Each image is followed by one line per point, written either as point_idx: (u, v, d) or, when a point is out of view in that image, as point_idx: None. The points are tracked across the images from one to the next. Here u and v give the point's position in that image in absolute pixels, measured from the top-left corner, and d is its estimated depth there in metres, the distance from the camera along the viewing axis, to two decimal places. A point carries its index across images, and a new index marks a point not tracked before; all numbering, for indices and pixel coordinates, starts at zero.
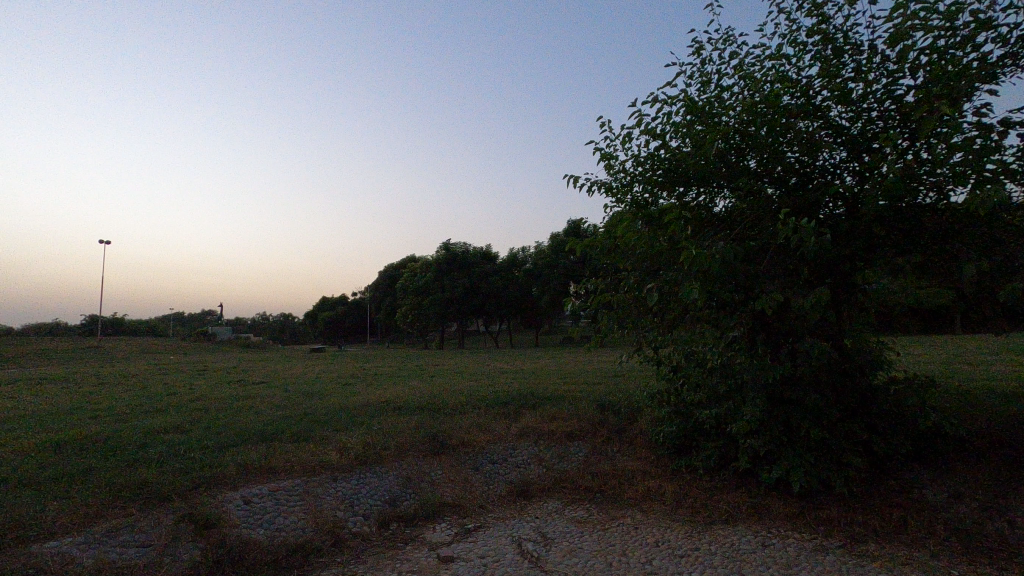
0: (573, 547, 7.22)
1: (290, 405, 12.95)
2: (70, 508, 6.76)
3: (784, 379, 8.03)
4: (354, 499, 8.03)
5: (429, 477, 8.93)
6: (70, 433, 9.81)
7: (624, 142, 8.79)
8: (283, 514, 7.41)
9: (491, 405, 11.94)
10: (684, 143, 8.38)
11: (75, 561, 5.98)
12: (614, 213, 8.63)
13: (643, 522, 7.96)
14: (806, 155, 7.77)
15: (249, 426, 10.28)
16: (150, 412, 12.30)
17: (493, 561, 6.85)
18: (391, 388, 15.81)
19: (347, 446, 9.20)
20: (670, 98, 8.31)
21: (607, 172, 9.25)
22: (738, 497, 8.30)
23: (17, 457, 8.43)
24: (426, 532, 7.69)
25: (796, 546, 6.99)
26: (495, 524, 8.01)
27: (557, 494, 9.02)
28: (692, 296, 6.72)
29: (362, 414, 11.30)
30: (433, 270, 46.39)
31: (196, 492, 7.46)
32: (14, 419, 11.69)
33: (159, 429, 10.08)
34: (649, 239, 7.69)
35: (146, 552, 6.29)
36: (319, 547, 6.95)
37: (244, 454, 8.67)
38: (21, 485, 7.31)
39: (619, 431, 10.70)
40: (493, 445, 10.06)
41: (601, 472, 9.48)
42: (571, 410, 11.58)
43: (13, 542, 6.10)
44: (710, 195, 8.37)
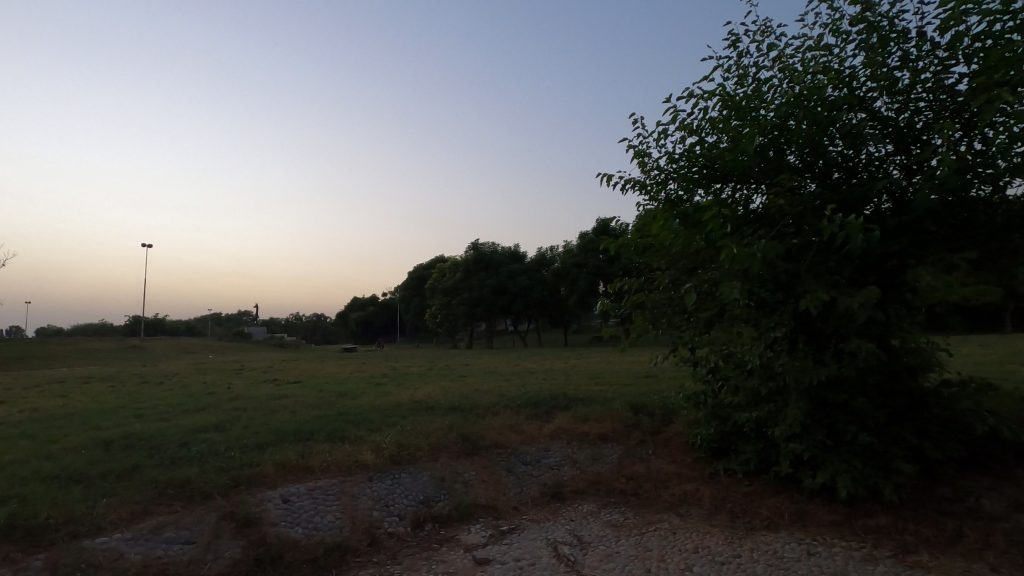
0: (610, 551, 7.11)
1: (325, 404, 13.14)
2: (118, 505, 6.97)
3: (829, 381, 7.76)
4: (389, 499, 8.08)
5: (463, 478, 8.92)
6: (117, 431, 10.16)
7: (658, 139, 8.61)
8: (321, 513, 7.50)
9: (523, 406, 11.90)
10: (721, 139, 8.17)
11: (124, 557, 6.15)
12: (648, 211, 8.46)
13: (681, 527, 7.80)
14: (850, 148, 7.48)
15: (286, 425, 10.44)
16: (190, 411, 12.61)
17: (529, 564, 6.79)
18: (423, 388, 15.91)
19: (381, 446, 9.28)
20: (706, 92, 8.10)
21: (640, 170, 9.09)
22: (780, 503, 8.07)
23: (68, 455, 8.76)
24: (461, 534, 7.68)
25: (843, 555, 6.74)
26: (530, 526, 7.96)
27: (592, 496, 8.92)
28: (732, 295, 6.52)
29: (395, 414, 11.41)
30: (461, 270, 46.58)
31: (237, 490, 7.61)
32: (65, 418, 12.15)
33: (200, 428, 10.33)
34: (686, 237, 7.49)
35: (190, 549, 6.44)
36: (356, 547, 7.01)
37: (281, 453, 8.81)
38: (72, 482, 7.58)
39: (653, 433, 10.54)
40: (526, 446, 10.02)
41: (636, 475, 9.34)
42: (604, 411, 11.45)
43: (65, 537, 6.30)
44: (748, 192, 8.14)
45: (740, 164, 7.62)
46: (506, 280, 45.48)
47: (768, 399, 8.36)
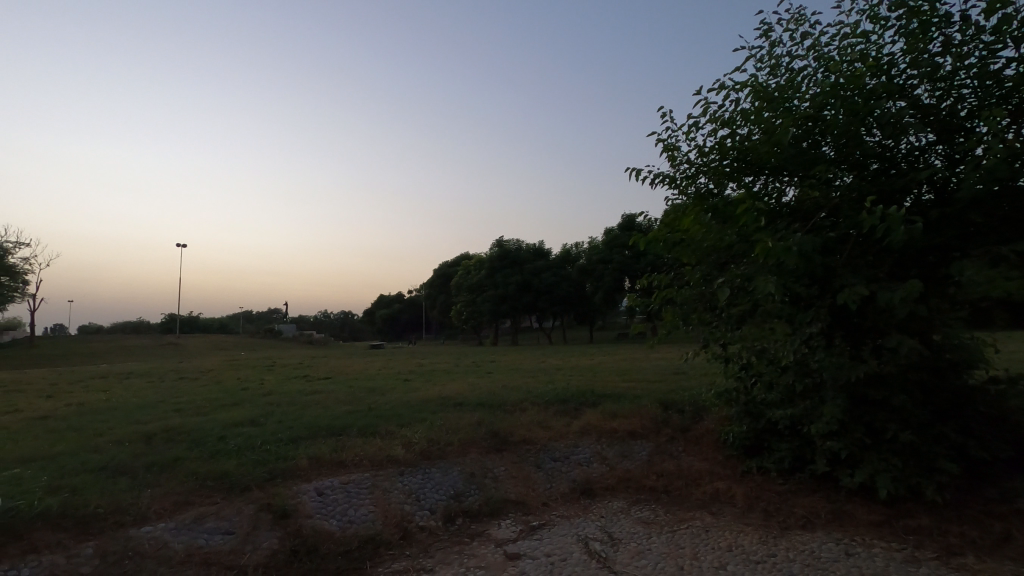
0: (641, 548, 7.07)
1: (355, 400, 13.36)
2: (161, 496, 7.20)
3: (868, 377, 7.56)
4: (421, 493, 8.18)
5: (493, 473, 8.97)
6: (158, 425, 10.51)
7: (688, 132, 8.50)
8: (354, 506, 7.64)
9: (551, 402, 11.89)
10: (753, 131, 8.01)
11: (168, 545, 6.36)
12: (678, 205, 8.35)
13: (714, 525, 7.69)
14: (889, 138, 7.25)
15: (318, 420, 10.64)
16: (226, 406, 12.95)
17: (560, 560, 6.79)
18: (450, 384, 16.03)
19: (412, 441, 9.39)
20: (737, 84, 7.95)
21: (669, 164, 8.98)
22: (816, 502, 7.91)
23: (113, 447, 9.07)
24: (492, 529, 7.73)
25: (884, 556, 6.56)
26: (560, 522, 7.96)
27: (621, 493, 8.87)
28: (767, 290, 6.38)
29: (424, 409, 11.53)
30: (486, 268, 46.69)
31: (273, 483, 7.79)
32: (109, 411, 12.61)
33: (237, 423, 10.61)
34: (718, 232, 7.34)
35: (230, 539, 6.62)
36: (389, 540, 7.12)
37: (315, 447, 8.99)
38: (118, 473, 7.85)
39: (684, 431, 10.44)
40: (555, 442, 10.01)
41: (666, 472, 9.28)
42: (633, 407, 11.37)
43: (113, 526, 6.52)
44: (781, 184, 7.97)
45: (774, 156, 7.46)
46: (531, 277, 45.41)
47: (803, 396, 8.19)
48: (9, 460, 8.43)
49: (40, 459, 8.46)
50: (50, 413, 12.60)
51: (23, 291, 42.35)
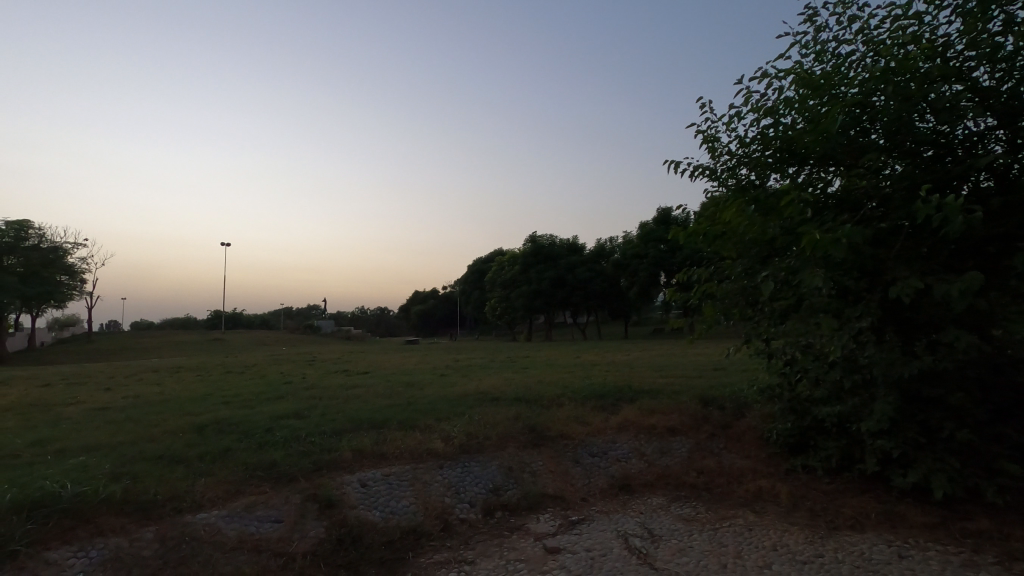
0: (683, 545, 6.99)
1: (394, 394, 13.60)
2: (214, 484, 7.50)
3: (921, 374, 7.28)
4: (460, 486, 8.29)
5: (531, 467, 9.00)
6: (209, 416, 10.94)
7: (729, 123, 8.30)
8: (397, 497, 7.81)
9: (588, 398, 11.84)
10: (797, 120, 7.76)
11: (222, 532, 6.63)
12: (719, 197, 8.17)
13: (757, 524, 7.55)
14: (944, 124, 6.93)
15: (359, 413, 10.88)
16: (271, 399, 13.36)
17: (600, 555, 6.79)
18: (487, 379, 16.13)
19: (451, 435, 9.50)
20: (781, 72, 7.71)
21: (709, 156, 8.79)
22: (864, 502, 7.68)
23: (167, 437, 9.49)
24: (531, 523, 7.79)
25: (940, 559, 6.32)
26: (599, 517, 7.95)
27: (661, 490, 8.79)
28: (814, 283, 6.18)
29: (462, 404, 11.65)
30: (520, 263, 46.69)
31: (318, 474, 8.03)
32: (162, 404, 13.18)
33: (283, 415, 10.94)
34: (761, 225, 7.14)
35: (279, 527, 6.87)
36: (430, 531, 7.27)
37: (358, 440, 9.21)
38: (173, 462, 8.22)
39: (725, 427, 10.26)
40: (593, 437, 9.96)
41: (707, 469, 9.15)
42: (672, 403, 11.21)
43: (171, 512, 6.82)
44: (827, 174, 7.72)
45: (820, 146, 7.22)
46: (565, 272, 45.16)
47: (852, 393, 7.94)
48: (74, 448, 8.92)
49: (102, 448, 8.93)
50: (108, 405, 13.26)
51: (83, 290, 44.74)
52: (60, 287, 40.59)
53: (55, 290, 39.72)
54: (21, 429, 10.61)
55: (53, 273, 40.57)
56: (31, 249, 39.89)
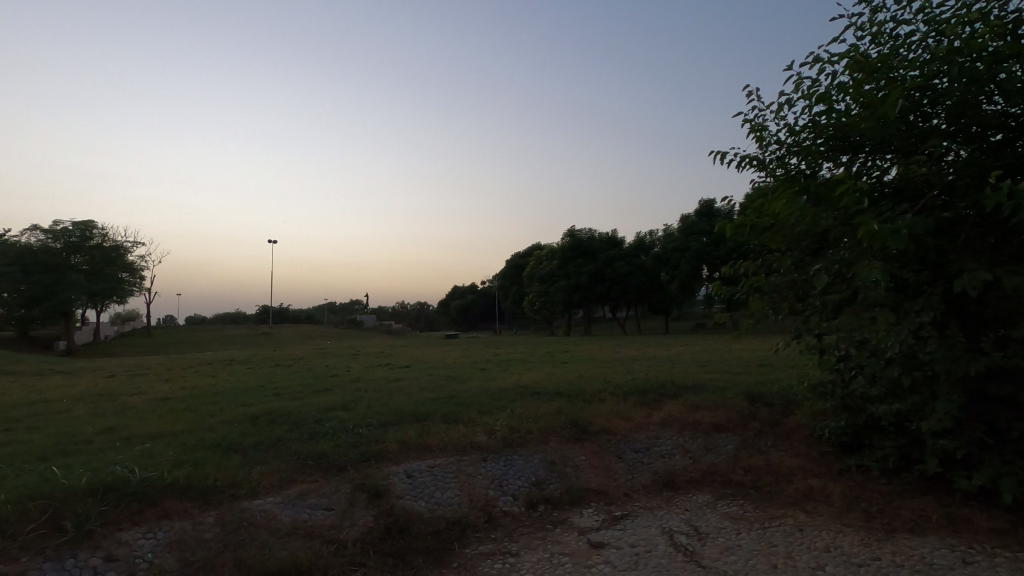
0: (731, 544, 6.86)
1: (436, 388, 13.81)
2: (269, 472, 7.81)
3: (988, 370, 6.91)
4: (504, 479, 8.37)
5: (573, 462, 9.00)
6: (261, 407, 11.38)
7: (779, 111, 8.02)
8: (442, 489, 7.95)
9: (630, 393, 11.73)
10: (852, 106, 7.44)
11: (277, 518, 6.91)
12: (768, 187, 7.92)
13: (808, 524, 7.33)
14: (1014, 106, 6.52)
15: (403, 406, 11.09)
16: (318, 392, 13.76)
17: (645, 551, 6.74)
18: (527, 374, 16.17)
19: (493, 428, 9.58)
20: (834, 56, 7.39)
21: (757, 145, 8.52)
22: (925, 505, 7.36)
23: (224, 427, 9.93)
24: (574, 517, 7.80)
25: (1009, 567, 6.00)
26: (643, 513, 7.89)
27: (706, 487, 8.65)
28: (872, 275, 5.93)
29: (503, 398, 11.73)
30: (558, 257, 46.47)
31: (366, 464, 8.25)
32: (217, 395, 13.75)
33: (330, 407, 11.26)
34: (813, 216, 6.86)
35: (330, 515, 7.10)
36: (474, 523, 7.39)
37: (403, 432, 9.41)
38: (230, 450, 8.60)
39: (773, 425, 10.01)
40: (636, 433, 9.86)
41: (754, 467, 8.95)
42: (717, 399, 10.99)
43: (230, 498, 7.15)
44: (884, 162, 7.38)
45: (877, 132, 6.90)
46: (604, 266, 44.72)
47: (911, 391, 7.61)
48: (139, 436, 9.43)
49: (165, 436, 9.41)
50: (168, 395, 13.93)
51: (144, 287, 47.23)
52: (122, 283, 42.90)
53: (119, 286, 42.05)
54: (91, 417, 11.29)
55: (115, 271, 42.93)
56: (95, 248, 42.29)
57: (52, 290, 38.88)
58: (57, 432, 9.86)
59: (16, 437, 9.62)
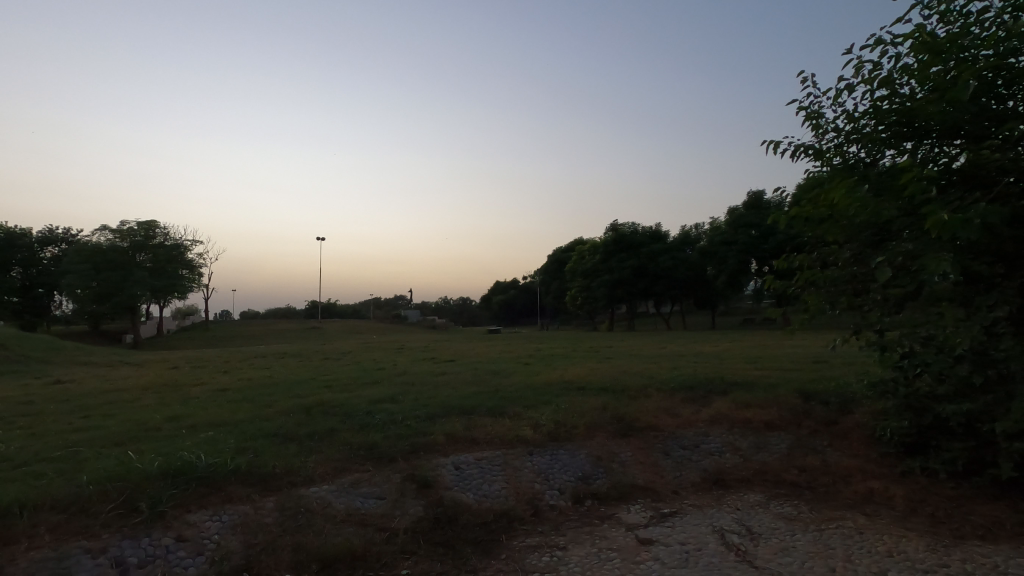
0: (785, 545, 6.68)
1: (481, 381, 13.95)
2: (324, 461, 8.10)
3: None
4: (550, 473, 8.40)
5: (620, 457, 8.93)
6: (313, 399, 11.77)
7: (836, 97, 7.67)
8: (489, 481, 8.05)
9: (677, 389, 11.52)
10: (917, 90, 7.04)
11: (332, 505, 7.16)
12: (825, 176, 7.57)
13: (869, 527, 7.04)
14: None
15: (449, 399, 11.26)
16: (366, 384, 14.11)
17: (695, 549, 6.64)
18: (571, 368, 16.11)
19: (539, 422, 9.62)
20: (898, 37, 7.00)
21: (813, 133, 8.17)
22: (997, 511, 6.98)
23: (280, 417, 10.34)
24: (622, 513, 7.75)
25: None
26: (692, 511, 7.77)
27: (758, 487, 8.43)
28: (941, 268, 5.61)
29: (548, 392, 11.73)
30: (600, 252, 45.98)
31: (415, 455, 8.44)
32: (272, 386, 14.31)
33: (379, 399, 11.54)
34: (875, 207, 6.52)
35: (382, 503, 7.31)
36: (521, 516, 7.47)
37: (450, 424, 9.57)
38: (286, 439, 8.94)
39: (828, 424, 9.66)
40: (684, 430, 9.69)
41: (809, 467, 8.68)
42: (769, 396, 10.68)
43: (288, 484, 7.46)
44: (953, 148, 6.96)
45: (946, 117, 6.50)
46: (647, 261, 43.97)
47: (982, 390, 7.20)
48: (202, 424, 9.95)
49: (226, 424, 9.89)
50: (227, 386, 14.59)
51: (203, 283, 49.56)
52: (183, 279, 45.12)
53: (180, 282, 44.30)
54: (158, 406, 11.94)
55: (176, 268, 45.21)
56: (158, 246, 44.62)
57: (120, 286, 41.30)
58: (128, 419, 10.51)
59: (93, 423, 10.31)
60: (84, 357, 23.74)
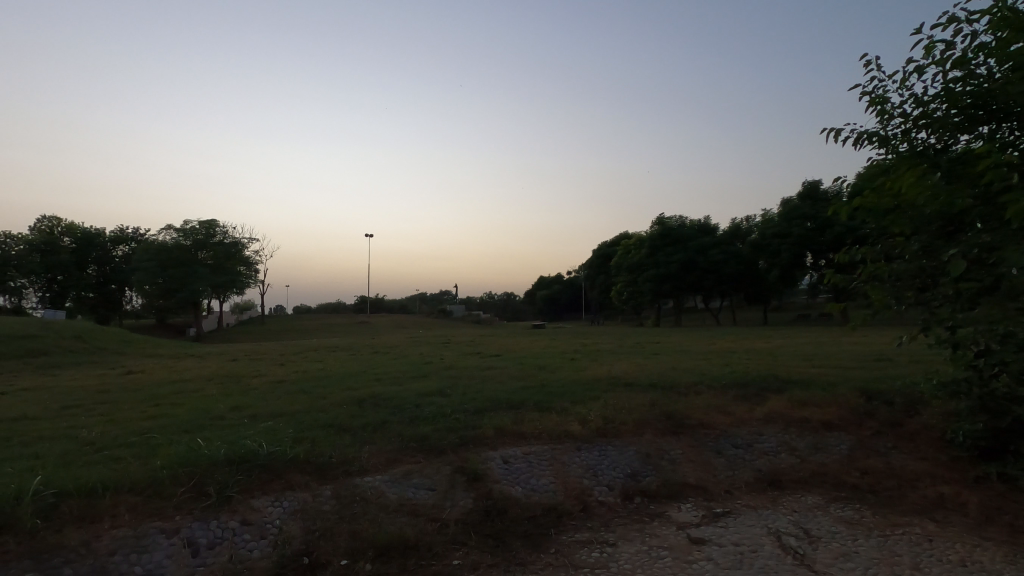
0: (847, 549, 6.43)
1: (527, 376, 13.99)
2: (377, 452, 8.35)
3: None
4: (598, 469, 8.36)
5: (669, 455, 8.78)
6: (365, 391, 12.10)
7: (904, 80, 7.26)
8: (538, 475, 8.09)
9: (730, 386, 11.22)
10: (996, 70, 6.58)
11: (385, 494, 7.37)
12: (891, 164, 7.19)
13: (938, 535, 6.69)
14: None
15: (497, 393, 11.35)
16: (415, 378, 14.40)
17: (750, 551, 6.47)
18: (618, 364, 15.94)
19: (587, 418, 9.59)
20: (975, 13, 6.55)
21: (878, 119, 7.76)
22: None
23: (334, 408, 10.69)
24: (672, 511, 7.64)
25: None
26: (746, 512, 7.58)
27: (816, 488, 8.13)
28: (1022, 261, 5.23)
29: (595, 388, 11.66)
30: (646, 246, 45.14)
31: (465, 448, 8.58)
32: (325, 379, 14.80)
33: (427, 393, 11.76)
34: (947, 195, 6.15)
35: (433, 495, 7.47)
36: (570, 511, 7.48)
37: (498, 418, 9.66)
38: (341, 430, 9.24)
39: (893, 425, 9.21)
40: (736, 428, 9.44)
41: (872, 470, 8.32)
42: (828, 395, 10.26)
43: (343, 473, 7.73)
44: None
45: None
46: (696, 255, 42.88)
47: None
48: (262, 414, 10.40)
49: (284, 415, 10.31)
50: (283, 379, 15.18)
51: (259, 279, 51.73)
52: (240, 276, 47.21)
53: (238, 278, 46.37)
54: (221, 396, 12.56)
55: (234, 264, 47.34)
56: (218, 244, 46.85)
57: (184, 282, 43.61)
58: (195, 407, 11.12)
59: (164, 411, 10.96)
60: (152, 350, 25.21)
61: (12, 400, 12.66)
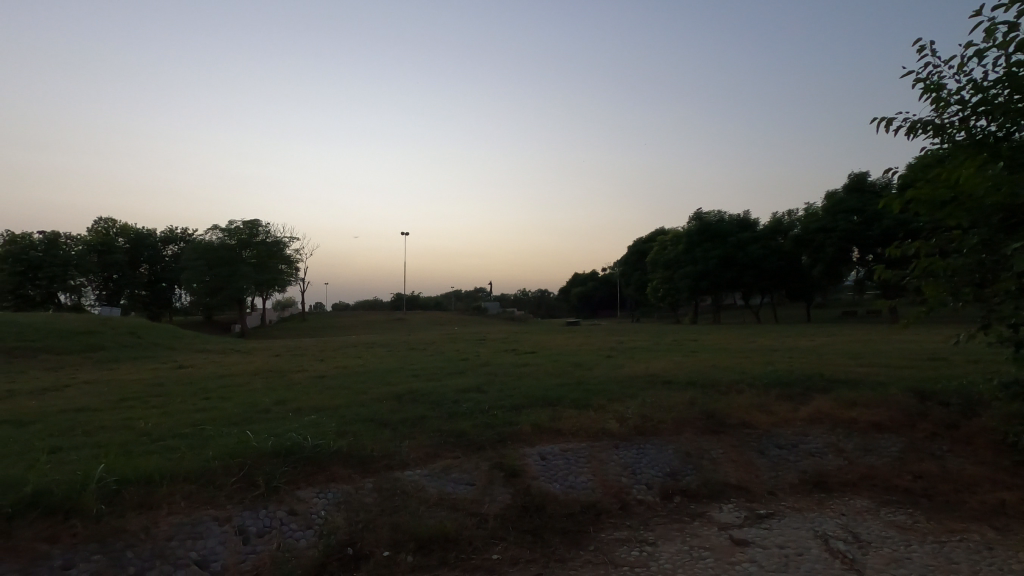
0: (899, 555, 6.20)
1: (563, 373, 13.96)
2: (417, 447, 8.49)
3: None
4: (637, 467, 8.29)
5: (710, 454, 8.63)
6: (404, 387, 12.30)
7: (962, 65, 6.89)
8: (576, 472, 8.08)
9: (773, 385, 10.92)
10: None
11: (425, 488, 7.49)
12: (947, 154, 6.87)
13: (999, 542, 6.37)
14: None
15: (534, 390, 11.37)
16: (452, 374, 14.55)
17: (796, 554, 6.31)
18: (656, 361, 15.73)
19: (625, 416, 9.51)
20: None
21: (933, 107, 7.39)
22: None
23: (374, 403, 10.91)
24: (713, 511, 7.52)
25: None
26: (791, 514, 7.39)
27: (865, 492, 7.86)
28: None
29: (633, 386, 11.53)
30: (683, 243, 44.29)
31: (503, 444, 8.64)
32: (365, 374, 15.12)
33: (465, 389, 11.87)
34: (1011, 185, 5.83)
35: (471, 489, 7.55)
36: (609, 509, 7.45)
37: (535, 415, 9.68)
38: (381, 425, 9.43)
39: (948, 428, 8.81)
40: (780, 428, 9.20)
41: (926, 474, 7.99)
42: (877, 395, 9.88)
43: (384, 467, 7.89)
44: None
45: None
46: (735, 251, 41.84)
47: None
48: (306, 409, 10.70)
49: (327, 409, 10.58)
50: (325, 374, 15.56)
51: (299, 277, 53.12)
52: (282, 274, 48.59)
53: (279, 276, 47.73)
54: (267, 390, 12.97)
55: (276, 263, 48.71)
56: (260, 243, 48.34)
57: (229, 280, 45.16)
58: (242, 401, 11.52)
59: (214, 404, 11.40)
60: (201, 345, 26.20)
61: (76, 392, 13.37)
